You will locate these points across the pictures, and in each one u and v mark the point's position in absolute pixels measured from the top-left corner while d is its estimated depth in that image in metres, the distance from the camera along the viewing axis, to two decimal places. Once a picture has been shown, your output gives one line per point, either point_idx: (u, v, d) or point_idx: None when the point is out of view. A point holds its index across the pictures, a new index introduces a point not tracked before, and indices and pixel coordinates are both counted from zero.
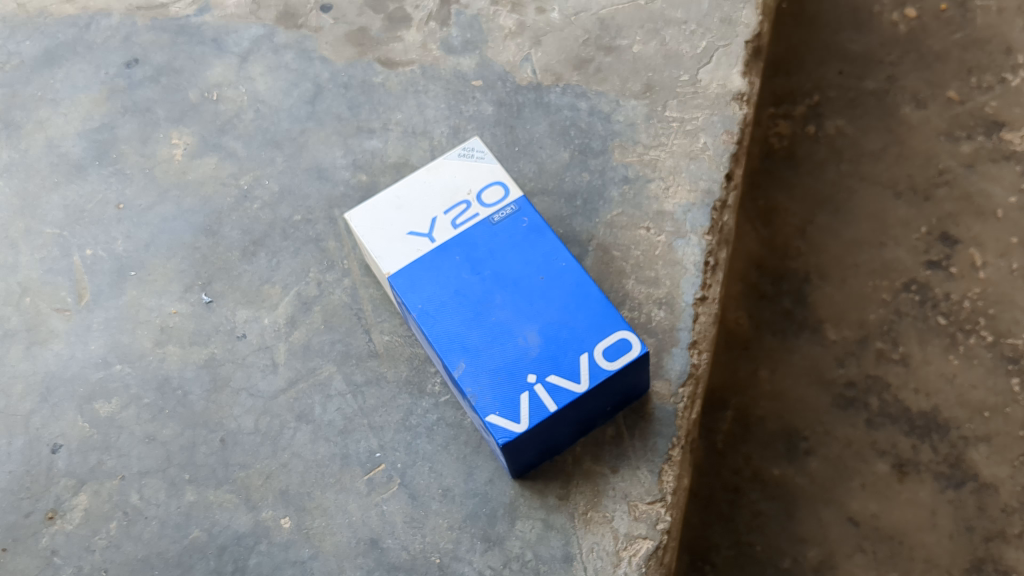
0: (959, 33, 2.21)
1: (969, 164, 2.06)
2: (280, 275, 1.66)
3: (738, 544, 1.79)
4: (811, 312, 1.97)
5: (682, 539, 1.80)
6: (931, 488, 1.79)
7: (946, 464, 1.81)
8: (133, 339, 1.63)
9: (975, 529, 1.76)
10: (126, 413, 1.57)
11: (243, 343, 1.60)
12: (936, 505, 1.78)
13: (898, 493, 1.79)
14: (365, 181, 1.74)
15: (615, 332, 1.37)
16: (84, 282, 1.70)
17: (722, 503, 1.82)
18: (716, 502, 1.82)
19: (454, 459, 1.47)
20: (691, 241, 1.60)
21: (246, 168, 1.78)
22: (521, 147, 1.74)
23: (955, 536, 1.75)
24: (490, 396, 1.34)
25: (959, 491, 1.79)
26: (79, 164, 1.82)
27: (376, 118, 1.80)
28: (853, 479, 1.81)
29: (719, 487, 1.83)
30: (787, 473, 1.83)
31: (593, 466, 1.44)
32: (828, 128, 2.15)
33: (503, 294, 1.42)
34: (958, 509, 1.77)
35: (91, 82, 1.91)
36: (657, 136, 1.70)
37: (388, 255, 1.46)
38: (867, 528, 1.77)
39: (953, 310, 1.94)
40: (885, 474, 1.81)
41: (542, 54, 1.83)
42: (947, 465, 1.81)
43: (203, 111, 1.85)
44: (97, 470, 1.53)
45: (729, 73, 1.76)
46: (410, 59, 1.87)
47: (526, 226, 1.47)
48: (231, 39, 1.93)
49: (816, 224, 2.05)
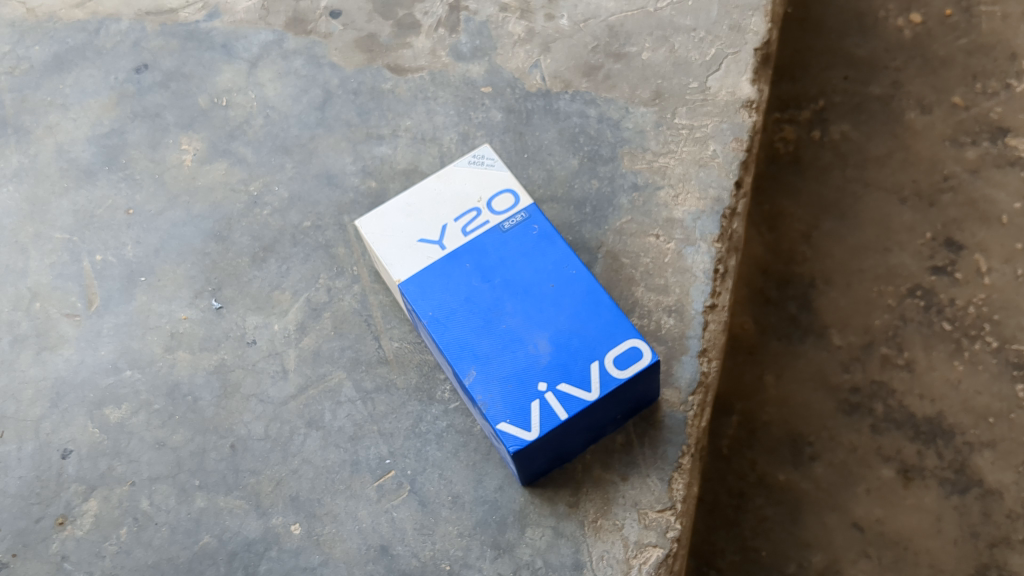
0: (964, 39, 2.21)
1: (974, 170, 2.07)
2: (289, 281, 1.66)
3: (743, 549, 1.79)
4: (817, 317, 1.98)
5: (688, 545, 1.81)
6: (937, 493, 1.80)
7: (951, 470, 1.81)
8: (143, 345, 1.63)
9: (980, 535, 1.76)
10: (137, 419, 1.57)
11: (253, 348, 1.61)
12: (941, 511, 1.78)
13: (904, 499, 1.80)
14: (375, 188, 1.74)
15: (625, 340, 1.37)
16: (94, 287, 1.70)
17: (727, 508, 1.83)
18: (722, 507, 1.83)
19: (463, 466, 1.47)
20: (700, 249, 1.60)
21: (255, 175, 1.78)
22: (530, 154, 1.74)
23: (960, 542, 1.76)
24: (500, 403, 1.35)
25: (964, 496, 1.79)
26: (88, 169, 1.83)
27: (385, 125, 1.81)
28: (858, 485, 1.82)
29: (725, 492, 1.84)
30: (793, 478, 1.84)
31: (603, 473, 1.44)
32: (834, 133, 2.16)
33: (513, 302, 1.42)
34: (964, 515, 1.78)
35: (101, 87, 1.92)
36: (666, 143, 1.71)
37: (398, 262, 1.47)
38: (872, 534, 1.77)
39: (958, 316, 1.94)
40: (890, 479, 1.82)
41: (551, 60, 1.83)
42: (952, 471, 1.81)
43: (213, 116, 1.86)
44: (108, 476, 1.53)
45: (737, 80, 1.77)
46: (419, 66, 1.87)
47: (537, 233, 1.47)
48: (241, 45, 1.94)
49: (822, 230, 2.06)
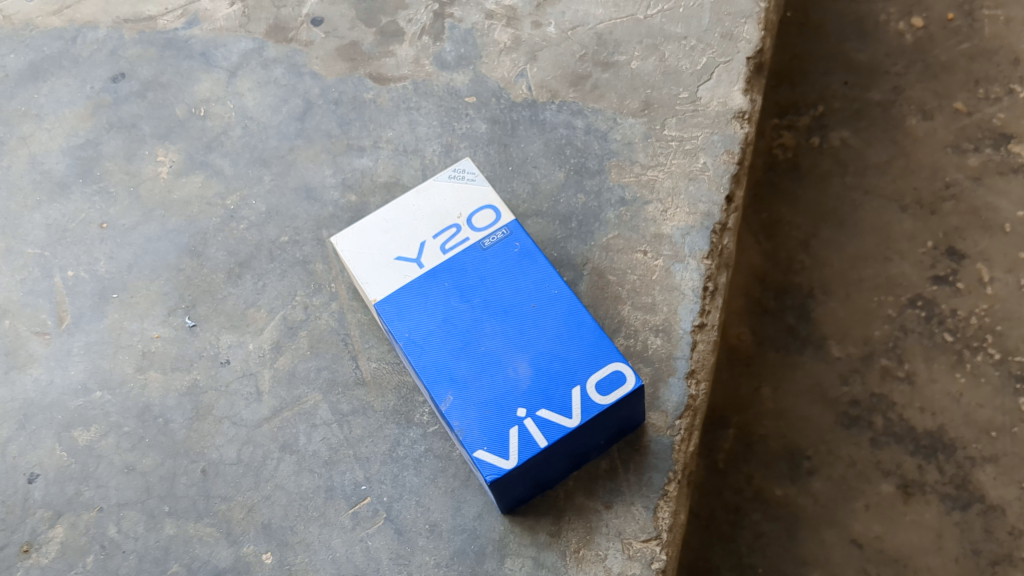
0: (966, 44, 2.15)
1: (976, 177, 2.01)
2: (265, 298, 1.61)
3: (739, 566, 1.74)
4: (815, 328, 1.92)
5: (682, 562, 1.75)
6: (937, 509, 1.74)
7: (952, 485, 1.76)
8: (114, 364, 1.58)
9: (982, 553, 1.71)
10: (106, 442, 1.52)
11: (226, 369, 1.56)
12: (942, 527, 1.73)
13: (903, 515, 1.74)
14: (355, 202, 1.69)
15: (609, 363, 1.32)
16: (64, 305, 1.65)
17: (722, 524, 1.78)
18: (717, 522, 1.77)
19: (441, 492, 1.42)
20: (689, 266, 1.55)
21: (232, 188, 1.73)
22: (515, 166, 1.69)
23: (961, 559, 1.70)
24: (478, 430, 1.30)
25: (965, 512, 1.74)
26: (62, 182, 1.78)
27: (366, 136, 1.76)
28: (856, 500, 1.76)
29: (720, 508, 1.78)
30: (790, 494, 1.78)
31: (586, 501, 1.39)
32: (833, 140, 2.10)
33: (493, 323, 1.37)
34: (965, 531, 1.72)
35: (76, 97, 1.87)
36: (655, 156, 1.65)
37: (375, 281, 1.41)
38: (871, 551, 1.72)
39: (960, 327, 1.88)
40: (889, 494, 1.76)
41: (537, 69, 1.78)
42: (953, 486, 1.76)
43: (190, 127, 1.81)
44: (75, 501, 1.48)
45: (729, 90, 1.71)
46: (402, 75, 1.82)
47: (518, 250, 1.42)
48: (220, 53, 1.89)
49: (820, 238, 2.00)
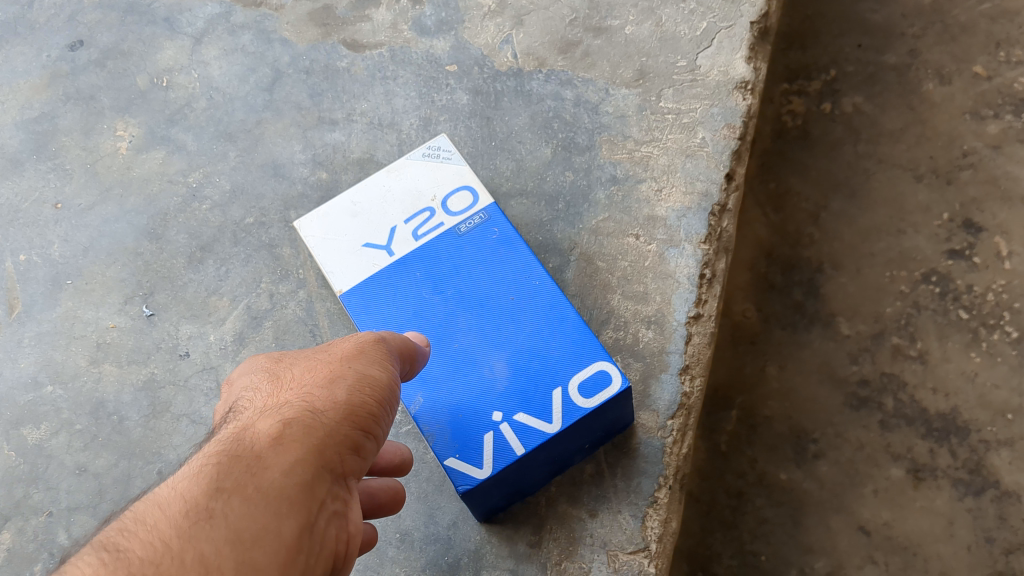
0: (988, 3, 2.00)
1: (996, 145, 1.87)
2: (228, 286, 1.50)
3: (741, 554, 1.63)
4: (823, 305, 1.80)
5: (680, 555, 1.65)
6: (949, 496, 1.63)
7: (965, 470, 1.64)
8: (67, 356, 1.48)
9: (995, 541, 1.59)
10: (56, 441, 1.42)
11: (186, 362, 1.45)
12: (953, 515, 1.62)
13: (913, 501, 1.63)
14: (325, 180, 1.57)
15: (593, 363, 1.20)
16: (16, 292, 1.54)
17: (723, 510, 1.67)
18: (718, 508, 1.67)
19: (413, 498, 1.32)
20: (684, 251, 1.43)
21: (195, 165, 1.61)
22: (498, 142, 1.56)
23: (973, 548, 1.59)
24: (449, 436, 1.18)
25: (978, 499, 1.62)
26: (14, 158, 1.66)
27: (339, 108, 1.63)
28: (864, 485, 1.65)
29: (721, 493, 1.68)
30: (795, 478, 1.67)
31: (570, 507, 1.28)
32: (845, 106, 1.96)
33: (468, 316, 1.25)
34: (978, 519, 1.61)
35: (31, 66, 1.75)
36: (650, 131, 1.53)
37: (340, 271, 1.29)
38: (878, 539, 1.61)
39: (975, 304, 1.76)
40: (899, 480, 1.65)
41: (523, 35, 1.64)
42: (966, 472, 1.64)
43: (151, 98, 1.69)
44: (23, 505, 1.38)
45: (731, 58, 1.57)
46: (378, 41, 1.68)
47: (496, 237, 1.30)
48: (185, 18, 1.76)
49: (830, 210, 1.87)
